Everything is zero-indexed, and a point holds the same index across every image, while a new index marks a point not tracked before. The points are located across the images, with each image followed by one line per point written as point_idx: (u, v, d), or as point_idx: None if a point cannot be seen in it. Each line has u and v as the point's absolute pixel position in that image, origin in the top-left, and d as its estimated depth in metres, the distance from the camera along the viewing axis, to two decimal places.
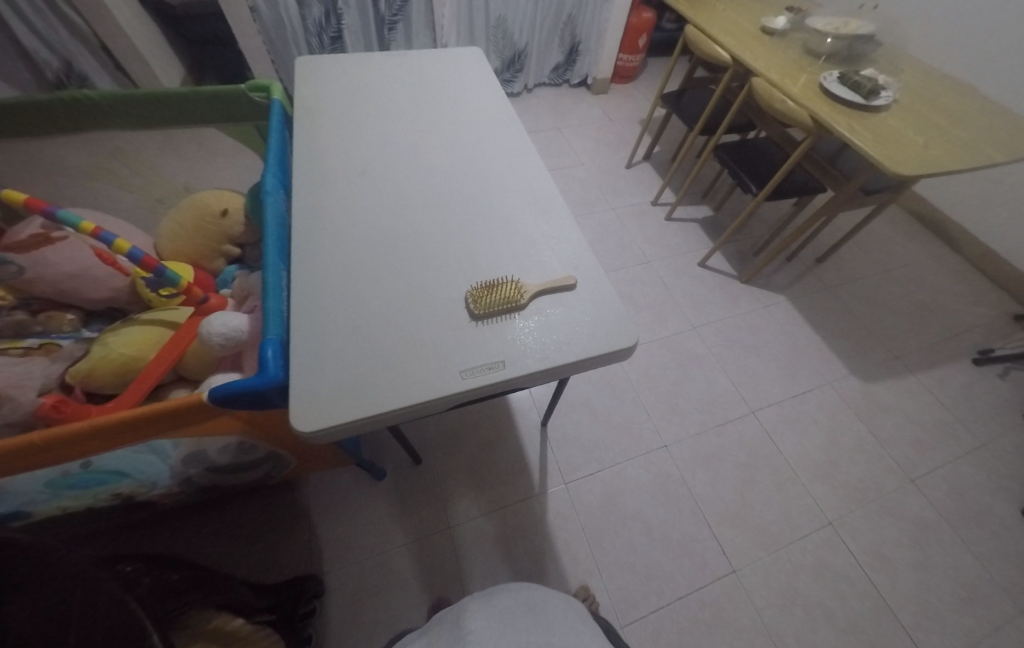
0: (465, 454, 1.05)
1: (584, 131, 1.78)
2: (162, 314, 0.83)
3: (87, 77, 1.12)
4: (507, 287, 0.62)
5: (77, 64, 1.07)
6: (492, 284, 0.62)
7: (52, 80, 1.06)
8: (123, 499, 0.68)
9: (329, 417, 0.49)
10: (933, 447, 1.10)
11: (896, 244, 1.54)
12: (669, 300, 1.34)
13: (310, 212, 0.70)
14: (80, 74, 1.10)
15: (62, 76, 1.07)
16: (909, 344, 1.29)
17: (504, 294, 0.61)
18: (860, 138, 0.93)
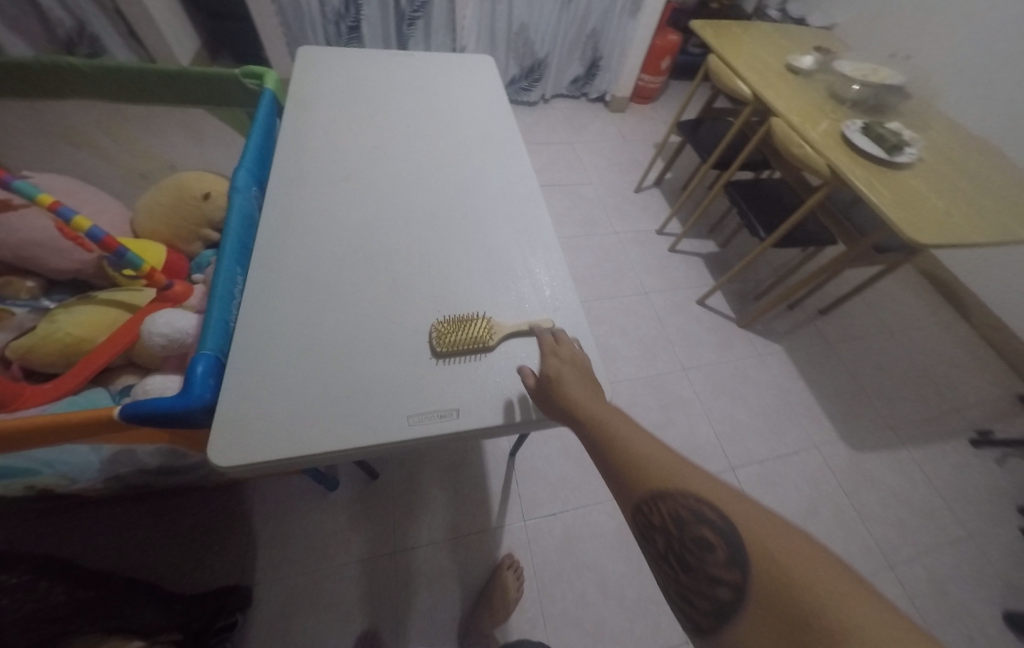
0: (424, 475, 1.00)
1: (597, 149, 1.73)
2: (123, 295, 0.78)
3: (99, 39, 1.04)
4: (478, 324, 0.59)
5: (90, 25, 1.00)
6: (462, 319, 0.59)
7: (64, 38, 0.98)
8: (39, 491, 0.64)
9: (255, 453, 0.46)
10: (918, 529, 1.04)
11: (903, 305, 1.48)
12: (661, 337, 1.28)
13: (281, 217, 0.66)
14: (93, 36, 1.02)
15: (74, 35, 0.99)
16: (905, 413, 1.22)
17: (472, 333, 0.57)
18: (877, 195, 0.87)
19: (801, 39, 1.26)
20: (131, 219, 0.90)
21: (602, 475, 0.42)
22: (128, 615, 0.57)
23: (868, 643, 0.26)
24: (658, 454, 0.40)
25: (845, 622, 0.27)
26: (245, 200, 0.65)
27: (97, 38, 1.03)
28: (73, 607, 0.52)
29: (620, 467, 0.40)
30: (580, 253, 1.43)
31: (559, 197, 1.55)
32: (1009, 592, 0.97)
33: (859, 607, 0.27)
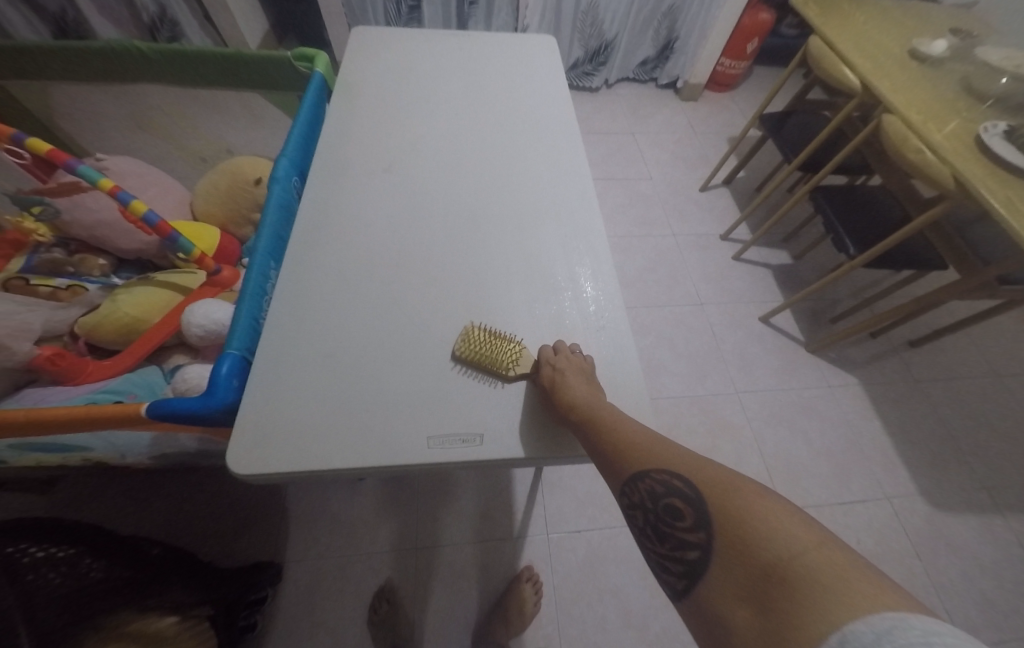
0: (449, 476, 0.99)
1: (662, 140, 1.59)
2: (176, 277, 0.83)
3: (178, 24, 1.06)
4: (509, 347, 0.53)
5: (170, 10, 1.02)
6: (493, 336, 0.54)
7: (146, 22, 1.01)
8: (95, 462, 0.68)
9: (273, 463, 0.46)
10: (1005, 610, 0.89)
11: (1018, 342, 1.25)
12: (714, 355, 1.17)
13: (319, 211, 0.65)
14: (171, 20, 1.04)
15: (156, 21, 1.02)
16: (1005, 472, 1.04)
17: (499, 355, 0.52)
18: (1018, 219, 0.71)
19: (930, 18, 1.05)
20: (190, 202, 0.94)
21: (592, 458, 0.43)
22: (164, 593, 0.60)
23: (827, 591, 0.24)
24: (645, 437, 0.41)
25: (799, 563, 0.26)
26: (283, 190, 0.66)
27: (175, 22, 1.05)
28: (112, 584, 0.54)
29: (607, 448, 0.41)
30: (631, 255, 1.33)
31: (614, 193, 1.45)
32: None
33: (819, 543, 0.27)
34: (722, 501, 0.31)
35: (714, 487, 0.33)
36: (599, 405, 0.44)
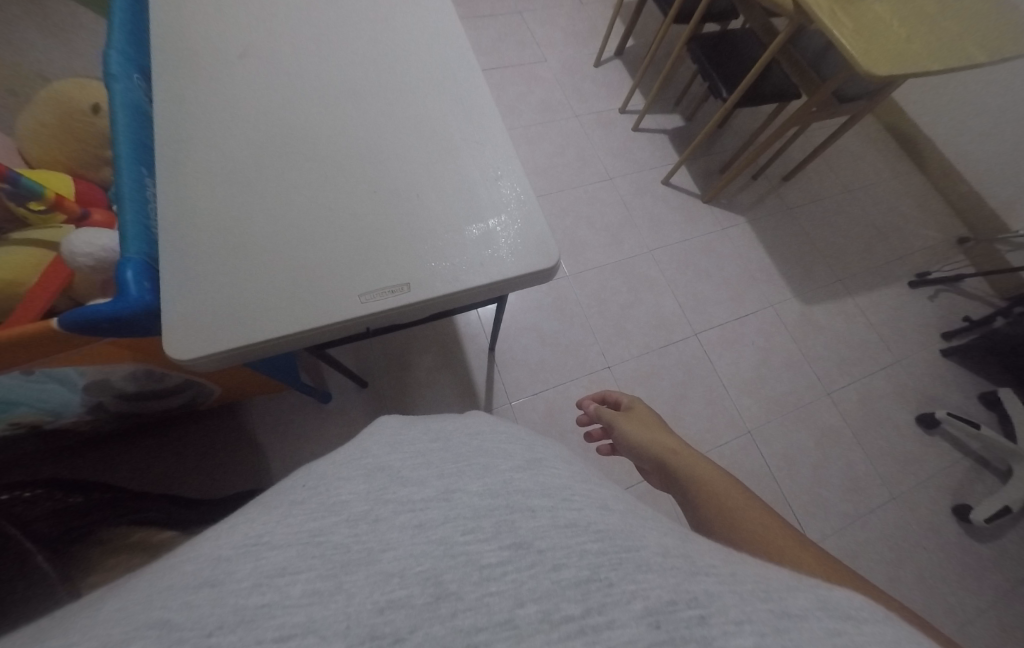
0: (412, 377, 1.04)
1: (550, 17, 1.53)
2: (41, 233, 0.65)
3: None
4: None
5: None
6: None
7: None
8: (28, 428, 0.66)
9: (206, 346, 0.46)
10: (854, 363, 1.18)
11: (864, 161, 1.49)
12: (627, 221, 1.28)
13: (180, 106, 0.58)
14: None
15: None
16: (853, 266, 1.31)
17: None
18: (841, 28, 0.81)
19: None
20: (17, 146, 0.75)
21: (686, 505, 0.44)
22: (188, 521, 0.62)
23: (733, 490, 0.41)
24: (698, 473, 0.45)
25: (696, 473, 0.45)
26: (127, 90, 0.57)
27: None
28: (99, 504, 0.57)
29: (691, 487, 0.44)
30: (540, 143, 1.34)
31: (512, 81, 1.40)
32: (922, 403, 1.15)
33: (703, 473, 0.45)
34: (699, 486, 0.43)
35: (701, 487, 0.43)
36: (678, 472, 0.46)
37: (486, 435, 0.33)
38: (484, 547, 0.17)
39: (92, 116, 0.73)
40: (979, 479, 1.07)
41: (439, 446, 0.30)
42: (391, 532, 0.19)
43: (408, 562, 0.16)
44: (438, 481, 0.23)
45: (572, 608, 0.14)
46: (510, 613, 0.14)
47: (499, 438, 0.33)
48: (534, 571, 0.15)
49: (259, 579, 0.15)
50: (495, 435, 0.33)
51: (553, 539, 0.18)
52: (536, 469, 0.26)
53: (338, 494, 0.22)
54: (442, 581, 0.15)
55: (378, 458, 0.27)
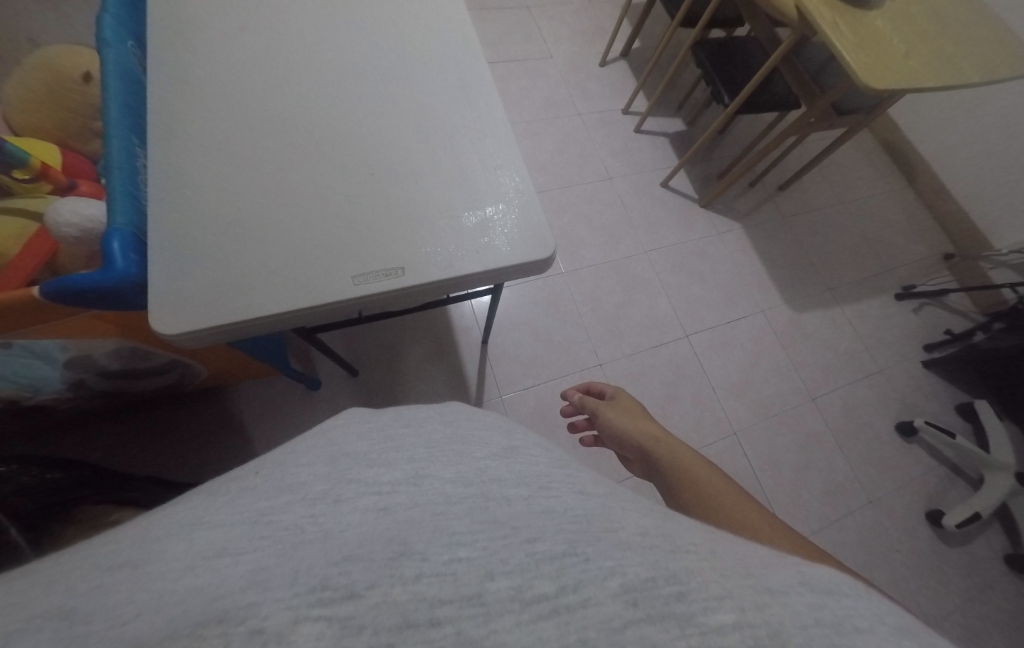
0: (404, 367, 1.04)
1: (556, 13, 1.53)
2: (24, 203, 0.63)
3: None
4: None
5: None
6: None
7: None
8: (5, 403, 0.64)
9: (192, 322, 0.45)
10: (838, 371, 1.20)
11: (857, 174, 1.51)
12: (625, 221, 1.29)
13: (175, 76, 0.57)
14: None
15: None
16: (843, 276, 1.33)
17: None
18: (842, 40, 0.82)
19: None
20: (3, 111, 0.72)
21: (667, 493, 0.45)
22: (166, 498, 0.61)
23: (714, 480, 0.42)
24: (681, 462, 0.45)
25: (677, 463, 0.45)
26: (120, 56, 0.56)
27: None
28: (76, 481, 0.56)
29: (673, 476, 0.44)
30: (542, 138, 1.33)
31: (516, 75, 1.40)
32: (901, 413, 1.18)
33: (683, 461, 0.45)
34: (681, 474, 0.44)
35: (682, 475, 0.44)
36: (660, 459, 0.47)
37: (463, 422, 0.34)
38: (455, 527, 0.17)
39: (84, 85, 0.70)
40: (953, 488, 1.10)
41: (409, 431, 0.30)
42: (351, 513, 0.19)
43: (368, 535, 0.17)
44: (407, 465, 0.24)
45: (546, 587, 0.14)
46: (480, 586, 0.13)
47: (477, 426, 0.33)
48: (507, 543, 0.16)
49: (197, 560, 0.15)
50: (472, 423, 0.34)
51: (525, 517, 0.18)
52: (513, 456, 0.26)
53: (298, 477, 0.22)
54: (406, 546, 0.16)
55: (342, 445, 0.28)
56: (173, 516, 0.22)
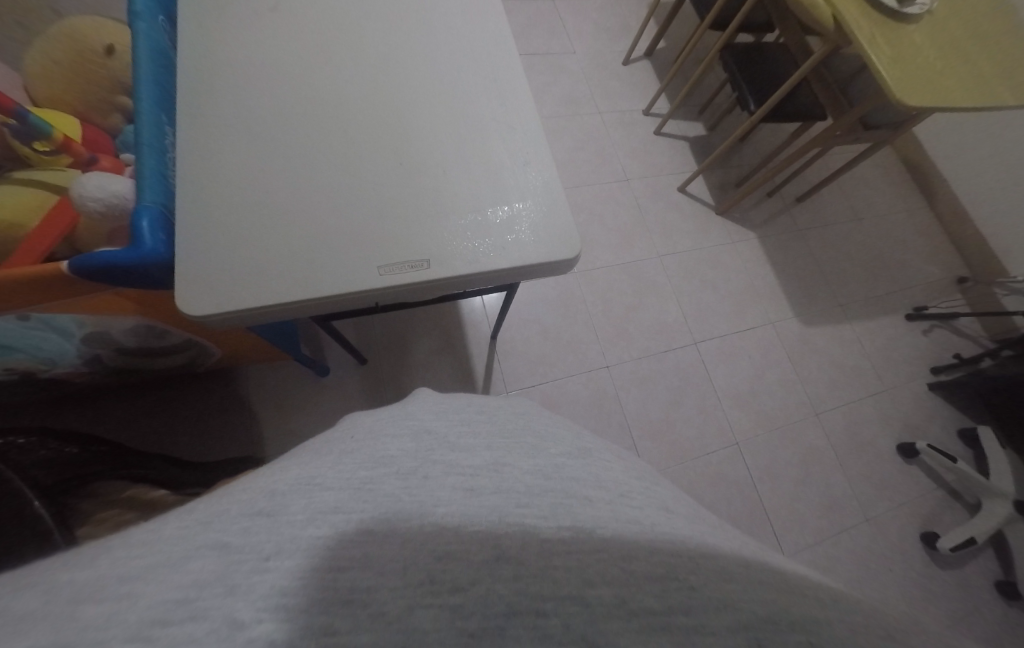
0: (412, 358, 1.04)
1: (581, 7, 1.51)
2: (44, 176, 0.63)
3: None
4: None
5: None
6: None
7: None
8: (21, 374, 0.64)
9: (217, 305, 0.46)
10: (844, 387, 1.20)
11: (876, 190, 1.50)
12: (640, 224, 1.28)
13: (204, 53, 0.56)
14: None
15: None
16: (854, 292, 1.33)
17: None
18: (878, 53, 0.81)
19: None
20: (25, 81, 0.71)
21: None
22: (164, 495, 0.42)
23: None
24: None
25: None
26: (151, 31, 0.55)
27: None
28: (94, 456, 0.57)
29: None
30: (561, 135, 1.32)
31: (538, 68, 1.38)
32: (903, 433, 1.19)
33: None
34: None
35: None
36: None
37: (534, 416, 0.39)
38: (545, 524, 0.22)
39: (105, 58, 0.69)
40: (949, 510, 1.11)
41: (482, 417, 0.35)
42: (442, 488, 0.24)
43: (460, 521, 0.22)
44: (487, 453, 0.29)
45: (653, 603, 0.18)
46: (581, 590, 0.18)
47: (546, 419, 0.39)
48: (601, 556, 0.20)
49: (314, 513, 0.20)
50: (541, 417, 0.39)
51: (610, 526, 0.23)
52: (588, 458, 0.32)
53: (386, 449, 0.28)
54: (500, 546, 0.20)
55: (421, 421, 0.33)
56: (229, 502, 0.22)
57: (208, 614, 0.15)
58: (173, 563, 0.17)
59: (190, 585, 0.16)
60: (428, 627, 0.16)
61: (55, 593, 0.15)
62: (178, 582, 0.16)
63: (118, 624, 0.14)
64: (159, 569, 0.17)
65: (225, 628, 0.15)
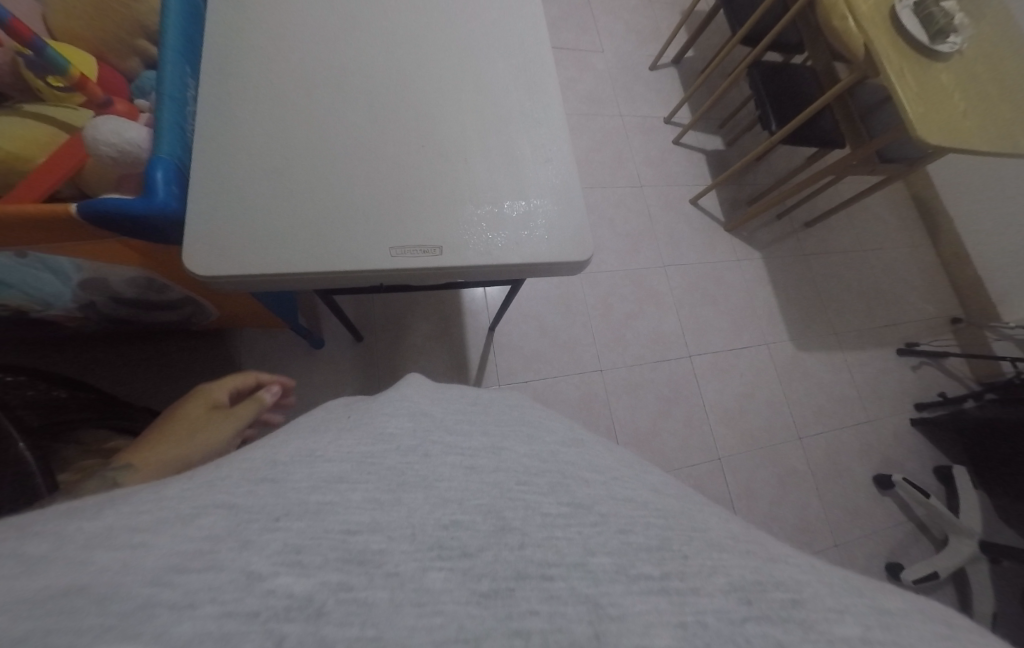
0: (408, 340, 1.03)
1: (614, 7, 1.50)
2: (55, 112, 0.61)
3: None
4: None
5: None
6: None
7: None
8: (14, 312, 0.63)
9: (225, 266, 0.45)
10: (829, 414, 1.22)
11: (883, 224, 1.52)
12: (649, 232, 1.28)
13: (233, 8, 0.55)
14: None
15: None
16: (850, 322, 1.34)
17: None
18: (904, 87, 0.82)
19: None
20: (42, 13, 0.69)
21: None
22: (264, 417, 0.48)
23: None
24: None
25: None
26: None
27: None
28: (81, 402, 0.56)
29: None
30: (580, 134, 1.31)
31: (564, 64, 1.37)
32: (881, 465, 1.21)
33: None
34: None
35: None
36: None
37: (527, 409, 0.39)
38: (544, 500, 0.23)
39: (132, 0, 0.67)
40: (916, 543, 1.14)
41: (482, 409, 0.35)
42: (444, 466, 0.24)
43: (465, 495, 0.22)
44: (483, 437, 0.29)
45: (650, 569, 0.19)
46: (584, 559, 0.19)
47: (542, 412, 0.39)
48: (601, 529, 0.21)
49: (319, 482, 0.21)
50: (537, 411, 0.39)
51: (608, 505, 0.23)
52: (581, 447, 0.32)
53: (386, 426, 0.28)
54: (503, 516, 0.21)
55: (417, 404, 0.33)
56: (231, 468, 0.22)
57: (224, 567, 0.15)
58: (175, 518, 0.17)
59: (204, 540, 0.16)
60: (442, 587, 0.16)
61: (53, 535, 0.15)
62: (188, 535, 0.16)
63: (131, 572, 0.14)
64: (164, 525, 0.17)
65: (242, 579, 0.14)
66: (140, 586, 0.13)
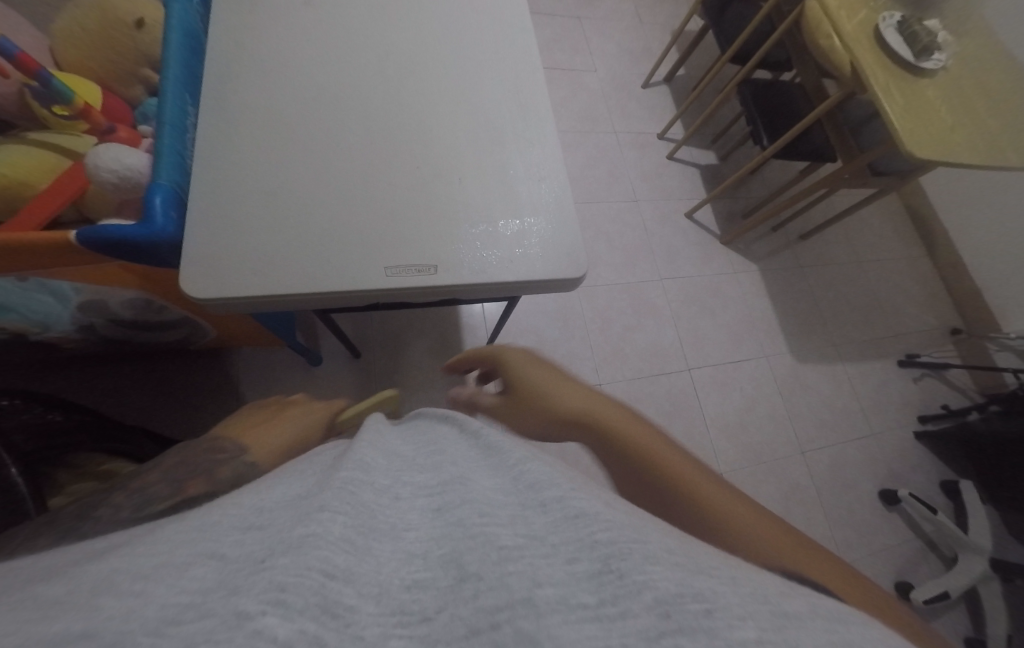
0: (406, 357, 1.04)
1: (607, 29, 1.54)
2: (59, 140, 0.62)
3: None
4: None
5: None
6: None
7: None
8: (12, 335, 0.64)
9: (221, 288, 0.46)
10: (832, 427, 1.21)
11: (879, 236, 1.52)
12: (645, 245, 1.29)
13: (233, 39, 0.57)
14: None
15: None
16: (850, 334, 1.34)
17: None
18: (891, 103, 0.83)
19: None
20: (50, 46, 0.72)
21: None
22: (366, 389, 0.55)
23: None
24: None
25: None
26: (184, 12, 0.56)
27: None
28: (76, 424, 0.56)
29: None
30: (574, 150, 1.34)
31: (558, 84, 1.40)
32: (887, 480, 1.19)
33: None
34: None
35: None
36: None
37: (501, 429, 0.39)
38: (501, 531, 0.20)
39: (135, 32, 0.69)
40: (926, 561, 1.11)
41: (454, 441, 0.36)
42: (411, 512, 0.25)
43: (431, 545, 0.21)
44: (451, 469, 0.30)
45: (588, 598, 0.15)
46: (530, 592, 0.16)
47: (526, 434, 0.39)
48: (557, 556, 0.19)
49: (301, 519, 0.20)
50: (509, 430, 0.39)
51: (565, 530, 0.20)
52: (558, 464, 0.32)
53: (365, 460, 0.29)
54: (462, 565, 0.19)
55: (391, 445, 0.35)
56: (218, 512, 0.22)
57: (218, 612, 0.14)
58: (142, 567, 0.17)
59: (196, 596, 0.15)
60: None
61: None
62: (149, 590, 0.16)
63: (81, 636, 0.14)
64: (125, 578, 0.17)
65: (234, 618, 0.14)
66: (144, 634, 0.13)
